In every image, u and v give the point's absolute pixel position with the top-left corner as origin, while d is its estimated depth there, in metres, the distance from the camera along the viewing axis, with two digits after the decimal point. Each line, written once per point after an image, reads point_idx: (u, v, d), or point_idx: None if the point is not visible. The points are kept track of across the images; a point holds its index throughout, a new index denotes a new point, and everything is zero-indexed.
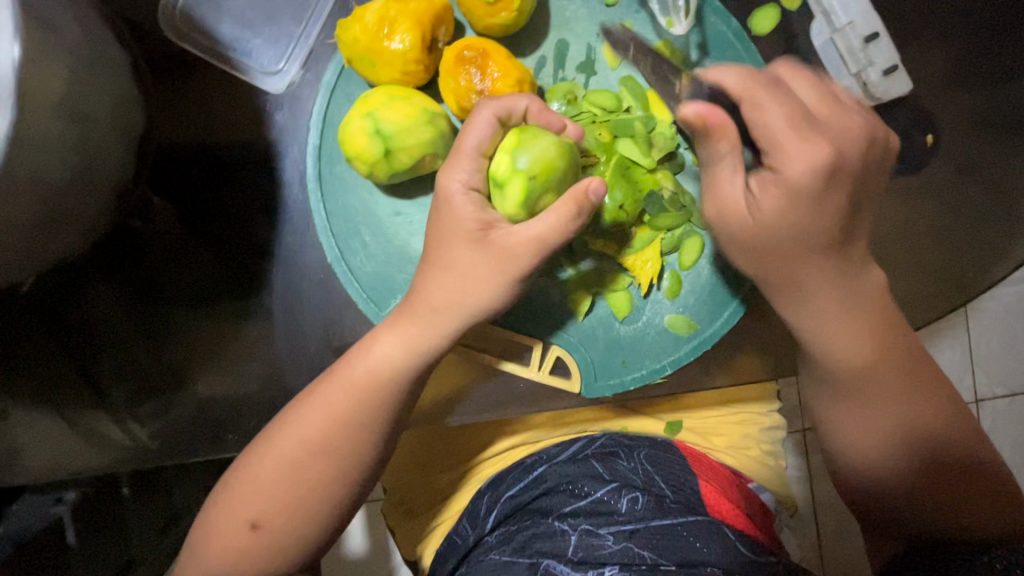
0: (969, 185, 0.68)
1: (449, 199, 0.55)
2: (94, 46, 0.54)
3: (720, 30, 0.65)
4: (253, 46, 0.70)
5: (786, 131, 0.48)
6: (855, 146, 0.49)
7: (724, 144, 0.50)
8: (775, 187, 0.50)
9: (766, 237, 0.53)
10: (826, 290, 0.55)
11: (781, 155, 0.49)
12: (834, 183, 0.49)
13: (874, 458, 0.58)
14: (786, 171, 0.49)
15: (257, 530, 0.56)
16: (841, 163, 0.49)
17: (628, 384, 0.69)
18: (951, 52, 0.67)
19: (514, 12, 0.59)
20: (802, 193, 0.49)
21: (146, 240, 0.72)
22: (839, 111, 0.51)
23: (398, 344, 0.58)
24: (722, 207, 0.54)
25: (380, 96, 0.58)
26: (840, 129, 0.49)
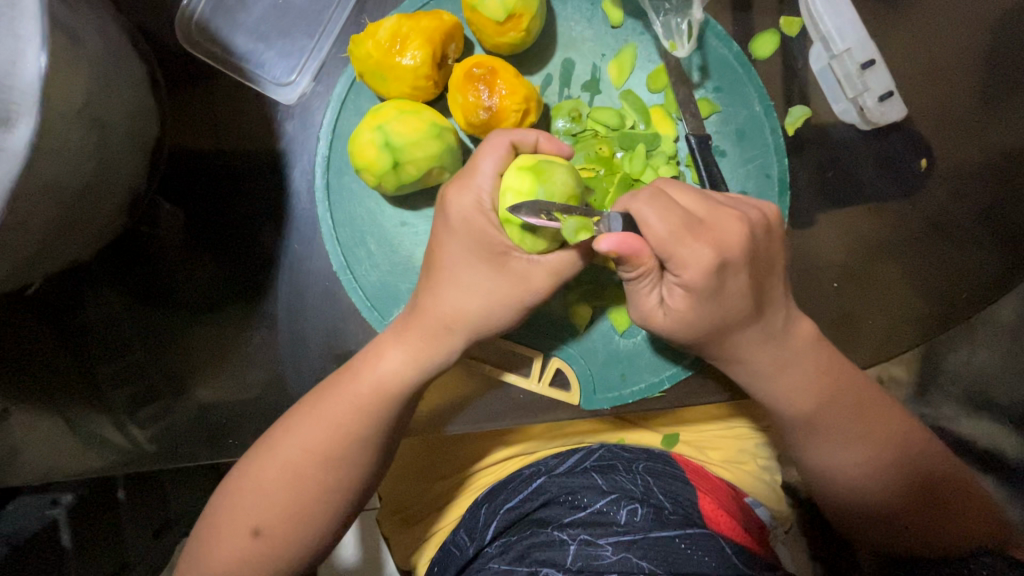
0: (963, 208, 0.69)
1: (461, 218, 0.54)
2: (113, 56, 0.55)
3: (721, 53, 0.67)
4: (266, 58, 0.71)
5: (673, 240, 0.48)
6: (739, 243, 0.51)
7: (638, 270, 0.51)
8: (680, 290, 0.52)
9: (686, 329, 0.55)
10: (750, 346, 0.58)
11: (681, 265, 0.50)
12: (727, 280, 0.51)
13: (856, 478, 0.60)
14: (685, 279, 0.50)
15: (258, 537, 0.56)
16: (732, 260, 0.51)
17: (626, 397, 0.70)
18: (945, 80, 0.69)
19: (522, 32, 0.60)
20: (704, 292, 0.51)
21: (152, 244, 0.73)
22: (720, 213, 0.51)
23: (406, 353, 0.58)
24: (643, 314, 0.56)
25: (390, 110, 0.59)
26: (724, 232, 0.50)
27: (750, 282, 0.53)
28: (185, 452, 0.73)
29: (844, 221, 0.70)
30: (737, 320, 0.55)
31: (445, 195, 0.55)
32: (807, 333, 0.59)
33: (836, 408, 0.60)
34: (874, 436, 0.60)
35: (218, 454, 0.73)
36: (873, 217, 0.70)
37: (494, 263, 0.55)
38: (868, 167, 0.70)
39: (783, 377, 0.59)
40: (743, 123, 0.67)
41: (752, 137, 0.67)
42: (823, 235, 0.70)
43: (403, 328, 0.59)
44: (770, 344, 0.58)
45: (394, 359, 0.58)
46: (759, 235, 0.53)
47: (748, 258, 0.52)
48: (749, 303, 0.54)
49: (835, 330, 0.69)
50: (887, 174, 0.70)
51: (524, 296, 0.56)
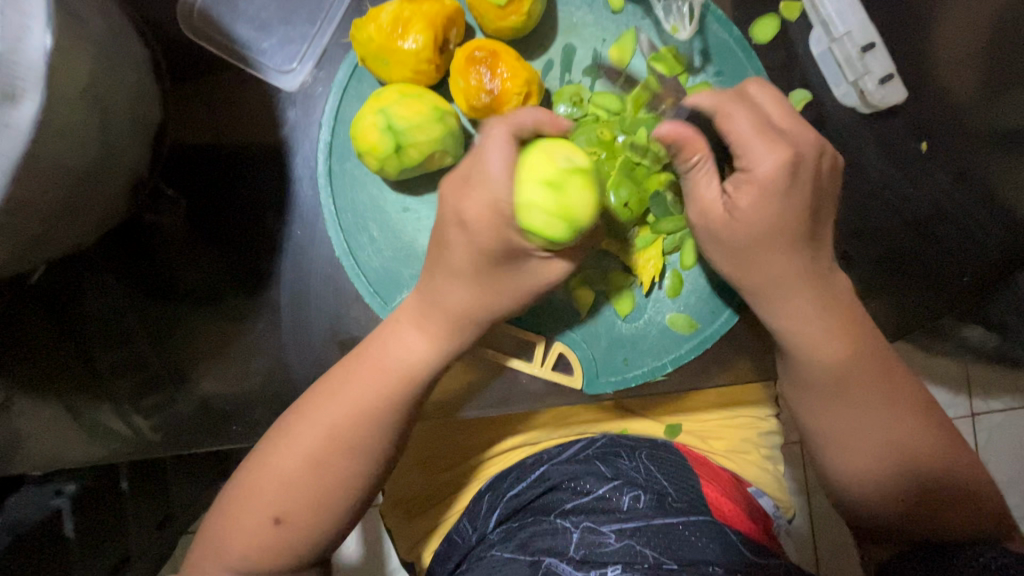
0: (963, 191, 0.70)
1: (472, 223, 0.53)
2: (117, 39, 0.55)
3: (722, 37, 0.67)
4: (268, 46, 0.71)
5: (756, 135, 0.52)
6: (813, 155, 0.53)
7: (695, 156, 0.54)
8: (748, 186, 0.53)
9: (748, 233, 0.54)
10: (794, 287, 0.56)
11: (749, 156, 0.52)
12: (796, 185, 0.52)
13: (851, 457, 0.58)
14: (754, 170, 0.52)
15: (269, 521, 0.56)
16: (805, 169, 0.52)
17: (629, 381, 0.70)
18: (945, 63, 0.69)
19: (524, 16, 0.61)
20: (773, 187, 0.52)
21: (155, 233, 0.73)
22: (799, 125, 0.54)
23: (424, 335, 0.60)
24: (702, 214, 0.56)
25: (391, 94, 0.59)
26: (800, 135, 0.53)
27: (812, 199, 0.54)
28: (189, 441, 0.73)
29: (847, 205, 0.70)
30: (787, 240, 0.54)
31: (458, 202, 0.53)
32: (844, 287, 0.59)
33: (861, 386, 0.57)
34: (874, 407, 0.57)
35: (221, 443, 0.73)
36: (874, 201, 0.70)
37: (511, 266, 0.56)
38: (869, 151, 0.70)
39: (817, 341, 0.57)
40: None
41: None
42: None
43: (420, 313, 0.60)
44: (814, 293, 0.56)
45: (409, 339, 0.60)
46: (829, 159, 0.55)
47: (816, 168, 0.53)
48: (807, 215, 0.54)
49: None
50: (888, 158, 0.70)
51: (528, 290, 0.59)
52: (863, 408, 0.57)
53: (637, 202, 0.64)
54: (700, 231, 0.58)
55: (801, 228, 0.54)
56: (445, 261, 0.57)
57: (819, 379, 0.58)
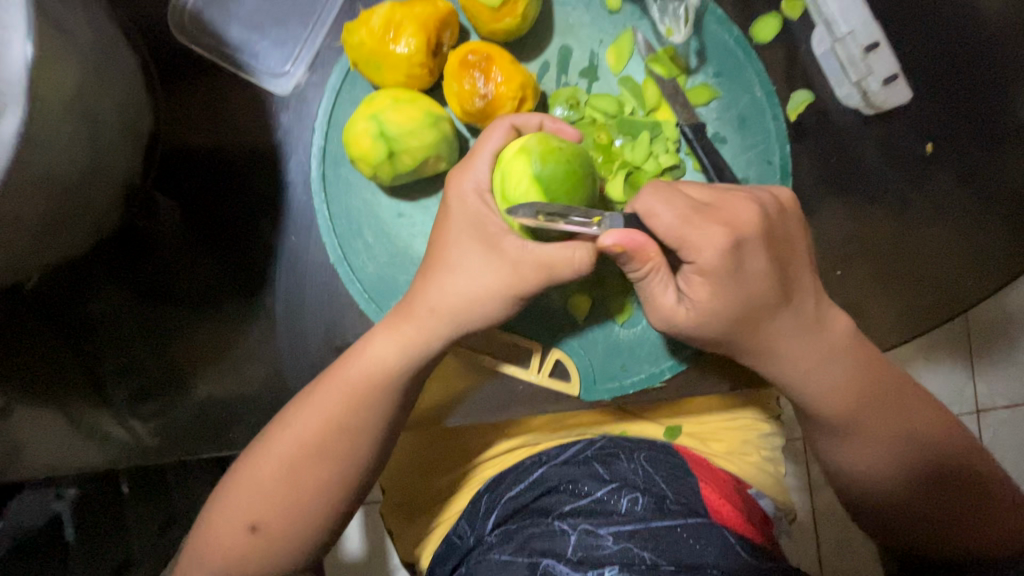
0: (970, 192, 0.68)
1: (459, 202, 0.57)
2: (105, 47, 0.54)
3: (721, 39, 0.66)
4: (260, 50, 0.71)
5: (680, 226, 0.51)
6: (748, 218, 0.53)
7: (647, 265, 0.54)
8: (697, 278, 0.54)
9: (713, 321, 0.55)
10: (789, 339, 0.58)
11: (687, 249, 0.52)
12: (744, 264, 0.53)
13: (872, 477, 0.61)
14: (700, 262, 0.52)
15: (255, 533, 0.57)
16: (762, 242, 0.53)
17: (627, 388, 0.69)
18: (952, 62, 0.68)
19: (518, 18, 0.59)
20: (720, 275, 0.53)
21: (149, 238, 0.73)
22: (733, 200, 0.54)
23: (396, 339, 0.57)
24: (666, 318, 0.56)
25: (384, 99, 0.58)
26: (731, 213, 0.52)
27: (772, 264, 0.54)
28: (186, 447, 0.73)
29: (850, 207, 0.69)
30: (766, 309, 0.56)
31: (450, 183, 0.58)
32: (843, 327, 0.60)
33: (865, 422, 0.60)
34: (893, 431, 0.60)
35: (220, 448, 0.73)
36: (878, 203, 0.69)
37: (486, 244, 0.56)
38: (871, 153, 0.68)
39: (824, 373, 0.58)
40: (744, 109, 0.66)
41: (754, 124, 0.66)
42: (825, 223, 0.69)
43: (395, 318, 0.59)
44: (806, 341, 0.58)
45: (377, 347, 0.57)
46: (773, 207, 0.55)
47: (767, 237, 0.54)
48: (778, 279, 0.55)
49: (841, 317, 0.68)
50: (892, 159, 0.68)
51: (519, 293, 0.55)
52: (885, 440, 0.60)
53: None
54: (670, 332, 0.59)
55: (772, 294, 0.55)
56: (438, 258, 0.57)
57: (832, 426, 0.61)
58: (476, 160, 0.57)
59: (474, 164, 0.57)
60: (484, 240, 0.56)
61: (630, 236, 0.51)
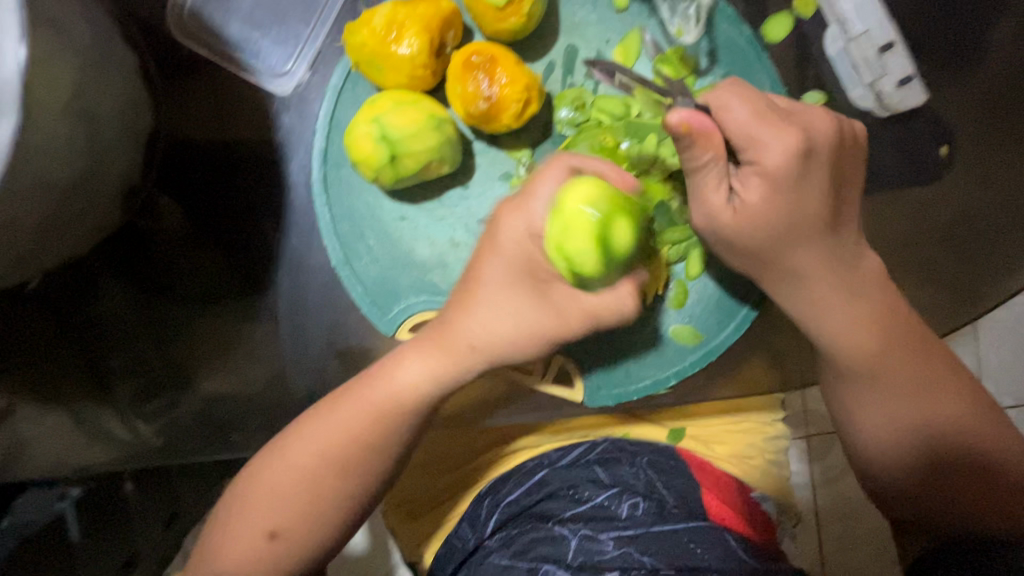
0: (987, 194, 0.66)
1: (512, 240, 0.52)
2: (103, 46, 0.53)
3: (732, 37, 0.64)
4: (260, 48, 0.69)
5: (750, 124, 0.49)
6: (827, 131, 0.51)
7: (708, 154, 0.49)
8: (756, 178, 0.50)
9: (757, 231, 0.52)
10: (820, 274, 0.55)
11: (757, 147, 0.49)
12: (811, 168, 0.50)
13: (879, 447, 0.59)
14: (764, 161, 0.49)
15: (273, 540, 0.56)
16: (821, 145, 0.50)
17: (631, 394, 0.68)
18: (970, 61, 0.66)
19: (523, 18, 0.58)
20: (784, 180, 0.50)
21: (153, 239, 0.72)
22: (805, 109, 0.52)
23: (427, 368, 0.56)
24: (709, 215, 0.53)
25: (386, 102, 0.57)
26: (809, 120, 0.50)
27: (831, 183, 0.52)
28: (192, 448, 0.74)
29: None
30: (812, 228, 0.53)
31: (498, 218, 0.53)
32: (875, 270, 0.57)
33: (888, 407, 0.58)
34: (911, 412, 0.57)
35: (221, 450, 0.73)
36: (890, 206, 0.67)
37: (536, 289, 0.53)
38: (886, 155, 0.67)
39: None
40: None
41: None
42: None
43: (418, 341, 0.58)
44: (838, 281, 0.55)
45: (407, 368, 0.57)
46: (846, 136, 0.53)
47: (836, 149, 0.52)
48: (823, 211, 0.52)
49: None
50: (906, 161, 0.67)
51: (557, 330, 0.54)
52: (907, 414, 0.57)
53: None
54: (706, 235, 0.56)
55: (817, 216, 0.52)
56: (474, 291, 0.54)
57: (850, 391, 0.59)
58: (534, 202, 0.50)
59: (531, 205, 0.50)
60: (532, 283, 0.53)
61: (698, 114, 0.47)
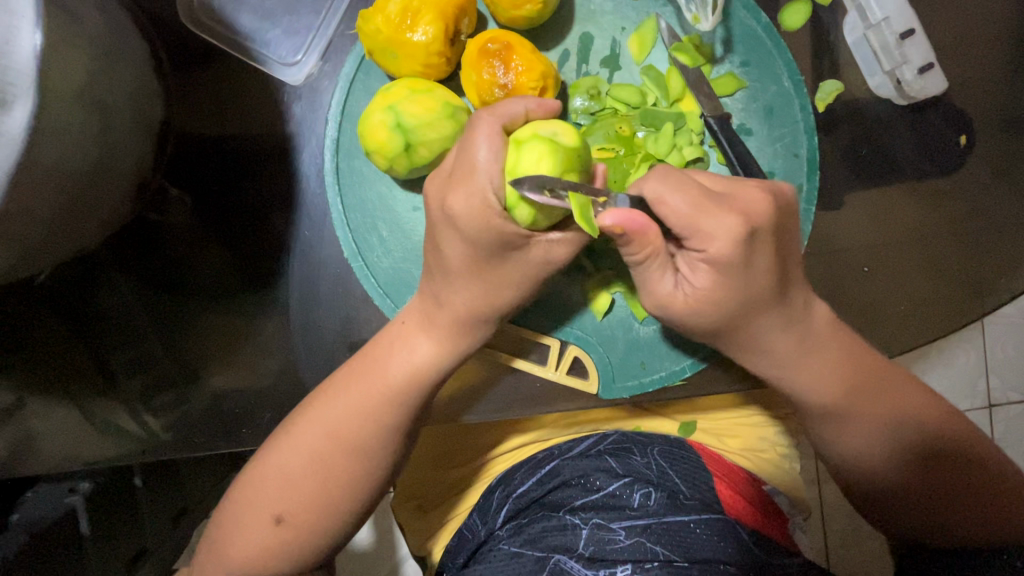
0: (1002, 186, 0.66)
1: (463, 218, 0.50)
2: (114, 35, 0.52)
3: (748, 25, 0.64)
4: (272, 37, 0.68)
5: (691, 216, 0.46)
6: (765, 208, 0.48)
7: (645, 252, 0.48)
8: (702, 265, 0.49)
9: (712, 311, 0.51)
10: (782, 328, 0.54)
11: (701, 238, 0.46)
12: (755, 251, 0.48)
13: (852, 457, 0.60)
14: (711, 253, 0.47)
15: (280, 524, 0.56)
16: (762, 225, 0.48)
17: (646, 386, 0.68)
18: (987, 52, 0.66)
19: (539, 5, 0.57)
20: (728, 267, 0.47)
21: (162, 231, 0.72)
22: (738, 185, 0.49)
23: (431, 343, 0.57)
24: (660, 303, 0.52)
25: (401, 90, 0.56)
26: (745, 202, 0.47)
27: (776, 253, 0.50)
28: (200, 441, 0.73)
29: (880, 200, 0.67)
30: (761, 301, 0.52)
31: (445, 196, 0.50)
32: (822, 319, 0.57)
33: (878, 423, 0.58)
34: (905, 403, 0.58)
35: (232, 445, 0.72)
36: (907, 197, 0.67)
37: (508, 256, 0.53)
38: (903, 144, 0.66)
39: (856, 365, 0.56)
40: (770, 99, 0.64)
41: (781, 114, 0.64)
42: (854, 217, 0.67)
43: (423, 319, 0.57)
44: (793, 336, 0.55)
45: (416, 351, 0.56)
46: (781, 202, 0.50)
47: (777, 226, 0.49)
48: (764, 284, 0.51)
49: (868, 313, 0.66)
50: (923, 151, 0.66)
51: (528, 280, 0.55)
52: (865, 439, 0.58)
53: None
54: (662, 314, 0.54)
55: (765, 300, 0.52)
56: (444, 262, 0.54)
57: (844, 406, 0.58)
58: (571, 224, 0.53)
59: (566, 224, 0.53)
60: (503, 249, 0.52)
61: (631, 216, 0.45)
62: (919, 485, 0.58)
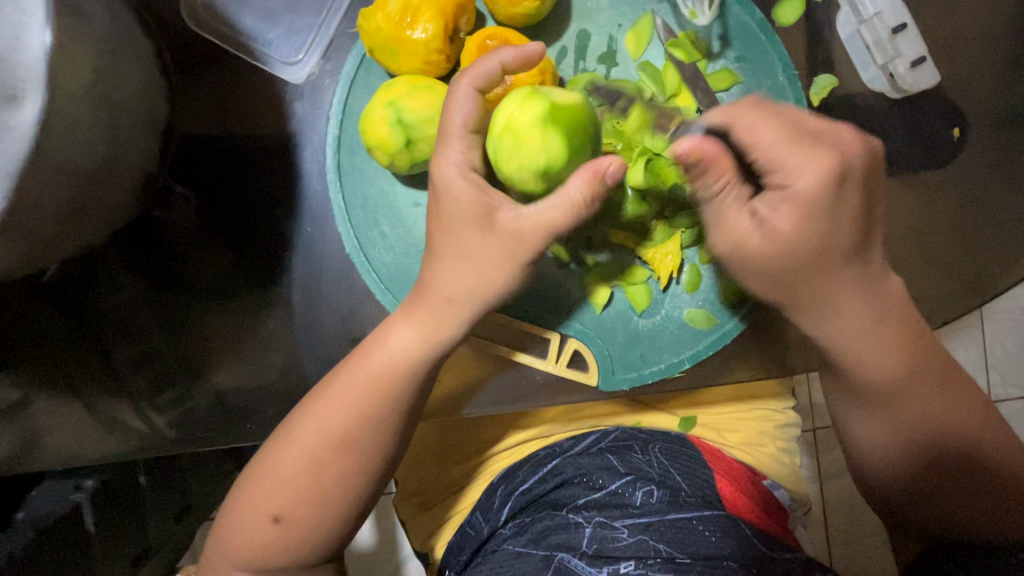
0: (996, 179, 0.67)
1: (447, 188, 0.52)
2: (120, 32, 0.53)
3: (743, 20, 0.65)
4: (274, 37, 0.70)
5: (776, 150, 0.46)
6: (860, 155, 0.48)
7: (720, 179, 0.49)
8: (784, 204, 0.48)
9: (780, 254, 0.50)
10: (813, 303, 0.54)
11: (781, 173, 0.47)
12: (841, 194, 0.47)
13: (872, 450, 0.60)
14: (796, 187, 0.47)
15: (278, 523, 0.57)
16: (845, 165, 0.47)
17: (646, 378, 0.68)
18: (980, 46, 0.67)
19: (537, 2, 0.58)
20: (812, 202, 0.47)
21: (166, 229, 0.72)
22: (830, 126, 0.49)
23: (417, 331, 0.57)
24: (736, 242, 0.52)
25: (401, 86, 0.57)
26: (837, 138, 0.47)
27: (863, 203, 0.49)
28: (205, 437, 0.74)
29: (876, 194, 0.68)
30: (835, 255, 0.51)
31: (433, 165, 0.53)
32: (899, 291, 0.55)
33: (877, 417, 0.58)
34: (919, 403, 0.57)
35: (235, 440, 0.73)
36: (903, 190, 0.67)
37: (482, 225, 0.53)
38: (898, 137, 0.67)
39: (853, 354, 0.56)
40: (766, 94, 0.65)
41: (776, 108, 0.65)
42: None
43: (408, 308, 0.58)
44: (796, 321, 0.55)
45: (419, 344, 0.57)
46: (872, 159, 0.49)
47: (869, 172, 0.48)
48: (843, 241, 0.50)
49: None
50: (918, 145, 0.67)
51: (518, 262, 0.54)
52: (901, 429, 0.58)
53: (655, 196, 0.63)
54: (732, 259, 0.54)
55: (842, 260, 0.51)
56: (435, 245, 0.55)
57: None
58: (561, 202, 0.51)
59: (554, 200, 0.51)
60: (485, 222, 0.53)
61: (705, 141, 0.46)
62: (921, 474, 0.58)
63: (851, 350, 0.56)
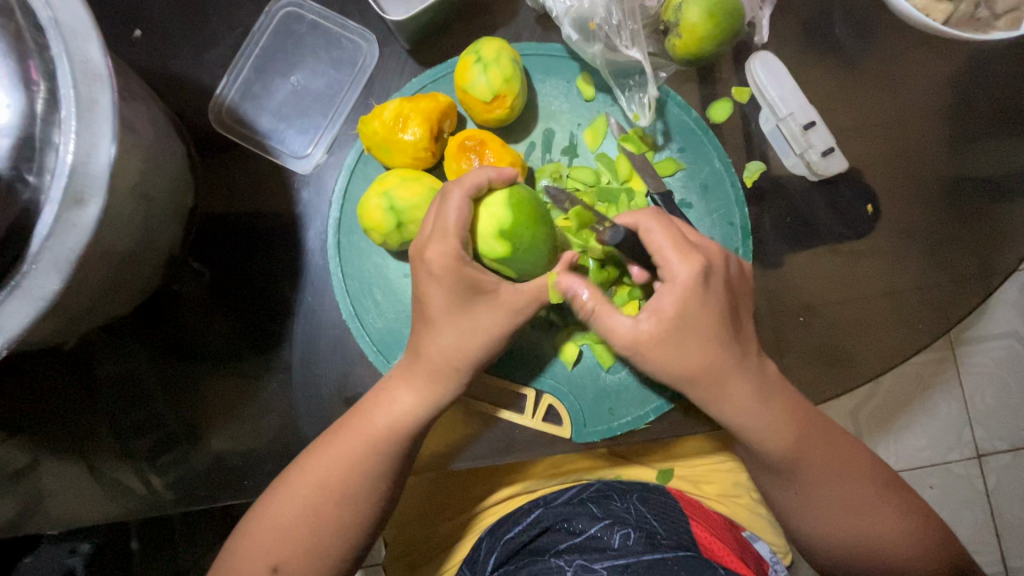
0: (913, 248, 0.78)
1: (440, 266, 0.59)
2: (160, 140, 0.64)
3: (682, 118, 0.77)
4: (287, 136, 0.82)
5: (661, 248, 0.58)
6: (721, 265, 0.60)
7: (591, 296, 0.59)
8: (667, 293, 0.58)
9: (672, 351, 0.58)
10: (740, 400, 0.62)
11: (665, 267, 0.58)
12: (710, 291, 0.58)
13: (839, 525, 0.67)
14: (673, 277, 0.57)
15: None
16: (716, 273, 0.59)
17: (615, 429, 0.75)
18: (886, 137, 0.80)
19: (507, 108, 0.70)
20: (689, 294, 0.57)
21: (179, 302, 0.80)
22: (701, 238, 0.62)
23: (412, 388, 0.64)
24: (629, 338, 0.59)
25: (393, 178, 0.68)
26: (706, 248, 0.60)
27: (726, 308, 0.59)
28: (205, 495, 0.78)
29: (811, 261, 0.78)
30: (708, 333, 0.58)
31: (423, 245, 0.60)
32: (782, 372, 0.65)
33: (818, 464, 0.66)
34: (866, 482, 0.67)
35: (233, 497, 0.78)
36: (834, 258, 0.78)
37: (480, 301, 0.62)
38: (823, 213, 0.78)
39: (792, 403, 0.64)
40: (706, 178, 0.78)
41: (715, 190, 0.77)
42: (790, 276, 0.78)
43: (406, 373, 0.65)
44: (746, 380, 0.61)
45: (404, 402, 0.64)
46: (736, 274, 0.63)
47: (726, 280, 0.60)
48: (721, 331, 0.59)
49: (807, 359, 0.76)
50: (841, 219, 0.78)
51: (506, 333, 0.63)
52: (837, 509, 0.66)
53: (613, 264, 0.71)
54: (627, 355, 0.61)
55: (725, 352, 0.60)
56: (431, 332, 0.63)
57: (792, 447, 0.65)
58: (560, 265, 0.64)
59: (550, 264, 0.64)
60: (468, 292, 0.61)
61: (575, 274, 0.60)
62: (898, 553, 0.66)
63: (767, 396, 0.62)
